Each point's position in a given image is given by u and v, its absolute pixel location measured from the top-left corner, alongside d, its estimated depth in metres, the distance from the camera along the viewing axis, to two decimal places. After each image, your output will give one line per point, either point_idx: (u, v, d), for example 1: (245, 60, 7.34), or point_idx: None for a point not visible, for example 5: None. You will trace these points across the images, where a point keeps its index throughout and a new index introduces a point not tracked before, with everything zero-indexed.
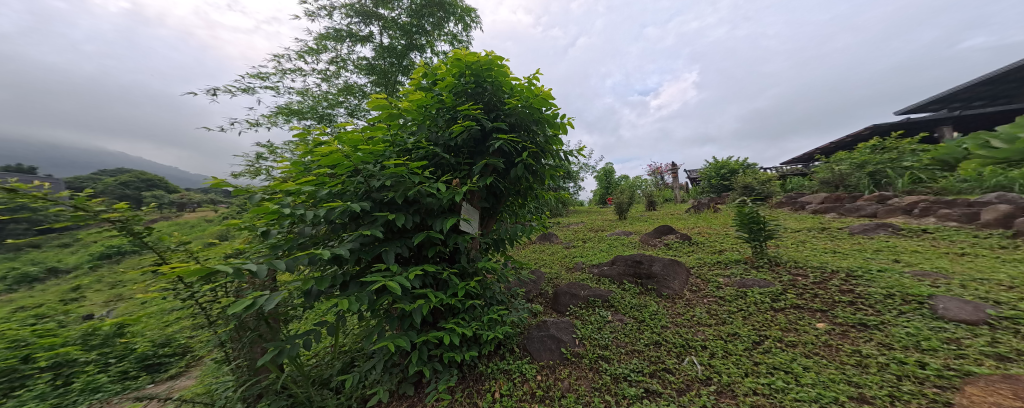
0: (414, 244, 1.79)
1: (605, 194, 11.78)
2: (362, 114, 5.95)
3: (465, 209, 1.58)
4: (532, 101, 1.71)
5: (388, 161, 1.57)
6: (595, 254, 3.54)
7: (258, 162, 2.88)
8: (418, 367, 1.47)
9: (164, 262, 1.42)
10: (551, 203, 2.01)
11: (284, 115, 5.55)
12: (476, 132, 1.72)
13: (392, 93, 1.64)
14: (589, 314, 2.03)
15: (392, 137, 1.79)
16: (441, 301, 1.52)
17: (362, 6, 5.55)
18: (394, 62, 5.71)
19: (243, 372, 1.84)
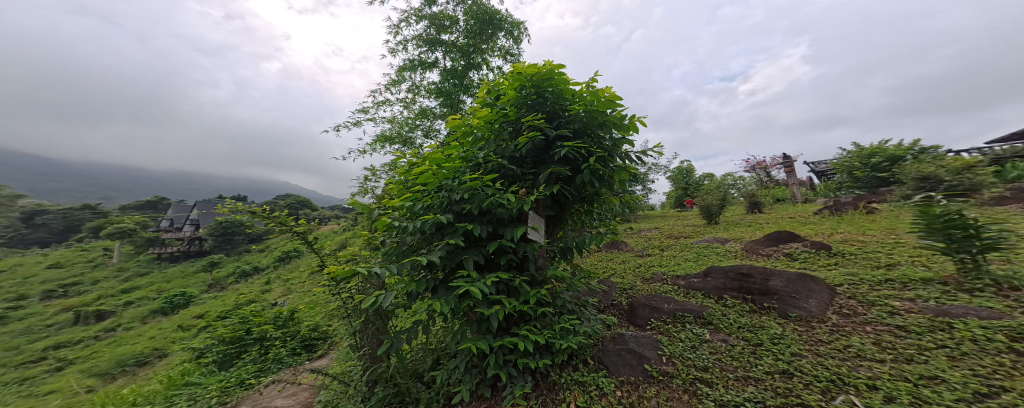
0: (489, 251, 1.95)
1: (681, 196, 10.81)
2: (435, 134, 6.59)
3: (533, 217, 1.59)
4: (596, 105, 1.66)
5: (465, 176, 1.72)
6: (678, 264, 3.22)
7: (364, 184, 3.45)
8: (495, 370, 1.52)
9: (323, 264, 2.09)
10: (618, 208, 1.90)
11: (377, 143, 6.43)
12: (540, 142, 1.73)
13: (461, 114, 1.79)
14: (678, 332, 1.83)
15: (465, 154, 1.95)
16: (514, 308, 1.56)
17: (428, 35, 6.13)
18: (456, 82, 6.14)
19: (366, 358, 2.47)
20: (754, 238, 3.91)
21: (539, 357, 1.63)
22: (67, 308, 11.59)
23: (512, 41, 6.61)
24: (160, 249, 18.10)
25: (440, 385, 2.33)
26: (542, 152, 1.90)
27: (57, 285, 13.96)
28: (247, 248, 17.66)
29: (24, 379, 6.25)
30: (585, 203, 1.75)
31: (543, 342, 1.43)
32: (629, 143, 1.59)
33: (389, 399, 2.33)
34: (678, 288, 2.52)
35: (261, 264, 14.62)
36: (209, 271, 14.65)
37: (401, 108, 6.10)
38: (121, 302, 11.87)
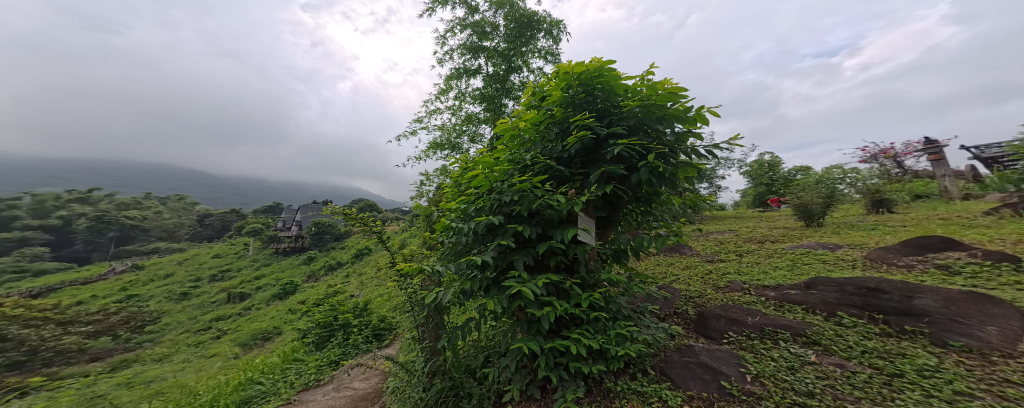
0: (539, 253, 1.95)
1: (764, 194, 9.84)
2: (481, 138, 6.83)
3: (583, 218, 1.55)
4: (654, 99, 1.56)
5: (514, 178, 1.76)
6: (760, 273, 2.90)
7: (420, 189, 3.72)
8: (545, 372, 1.52)
9: (391, 261, 2.33)
10: (679, 208, 1.76)
11: (430, 150, 6.85)
12: (591, 141, 1.67)
13: (507, 118, 1.83)
14: (767, 350, 1.62)
15: (513, 156, 1.99)
16: (566, 311, 1.54)
17: (471, 43, 6.35)
18: (499, 87, 6.26)
19: (427, 351, 2.68)
20: (883, 244, 3.25)
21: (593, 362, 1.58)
22: (224, 290, 15.38)
23: (553, 41, 6.55)
24: (269, 246, 21.88)
25: (491, 382, 2.41)
26: (592, 151, 1.84)
27: (217, 270, 18.59)
28: (335, 246, 20.19)
29: (221, 346, 8.86)
30: (644, 204, 1.65)
31: (597, 348, 1.37)
32: (694, 136, 1.45)
33: (446, 392, 2.48)
34: (767, 299, 2.27)
35: (345, 261, 16.69)
36: (308, 264, 17.88)
37: (450, 116, 6.43)
38: (257, 287, 15.23)
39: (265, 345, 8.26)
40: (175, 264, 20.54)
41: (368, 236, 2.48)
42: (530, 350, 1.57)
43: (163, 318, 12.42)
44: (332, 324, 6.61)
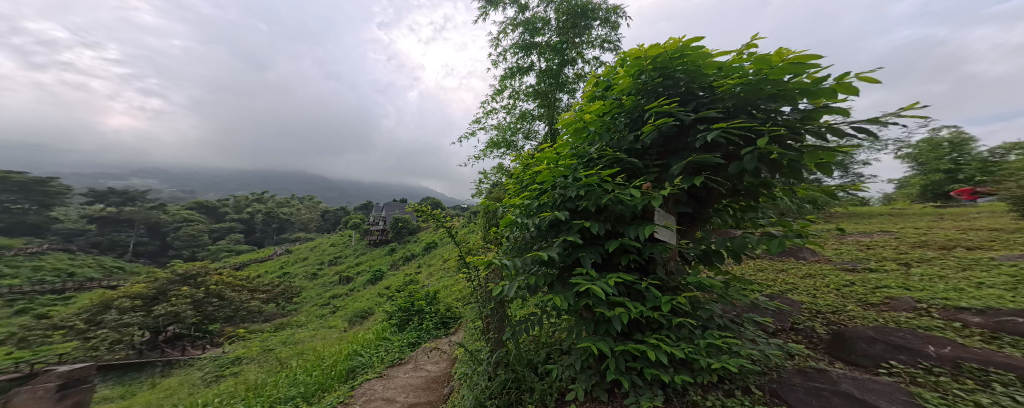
0: (607, 250, 1.87)
1: (949, 182, 7.66)
2: (535, 134, 6.85)
3: (661, 215, 1.43)
4: (767, 75, 1.32)
5: (580, 173, 1.71)
6: (932, 289, 2.38)
7: (478, 186, 3.89)
8: (616, 375, 1.45)
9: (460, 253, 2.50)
10: (794, 204, 1.47)
11: (487, 150, 7.09)
12: (670, 130, 1.52)
13: (570, 112, 1.79)
14: (966, 391, 1.23)
15: (578, 151, 1.93)
16: (641, 313, 1.45)
17: (523, 40, 6.32)
18: (553, 82, 6.16)
19: (494, 341, 2.82)
20: None
21: (674, 370, 1.45)
22: (336, 272, 18.71)
23: (609, 27, 6.17)
24: (361, 238, 25.38)
25: (551, 381, 2.42)
26: (672, 140, 1.67)
27: (332, 257, 22.64)
28: (412, 238, 22.27)
29: (346, 318, 10.83)
30: (747, 198, 1.43)
31: (679, 356, 1.25)
32: (835, 113, 1.18)
33: (509, 383, 2.58)
34: (963, 326, 1.79)
35: (417, 252, 18.38)
36: (390, 254, 20.16)
37: (503, 115, 6.57)
38: (358, 272, 17.95)
39: (363, 322, 9.78)
40: (309, 249, 25.90)
41: (438, 230, 2.70)
42: (596, 350, 1.51)
43: (305, 293, 16.13)
44: (410, 308, 7.35)
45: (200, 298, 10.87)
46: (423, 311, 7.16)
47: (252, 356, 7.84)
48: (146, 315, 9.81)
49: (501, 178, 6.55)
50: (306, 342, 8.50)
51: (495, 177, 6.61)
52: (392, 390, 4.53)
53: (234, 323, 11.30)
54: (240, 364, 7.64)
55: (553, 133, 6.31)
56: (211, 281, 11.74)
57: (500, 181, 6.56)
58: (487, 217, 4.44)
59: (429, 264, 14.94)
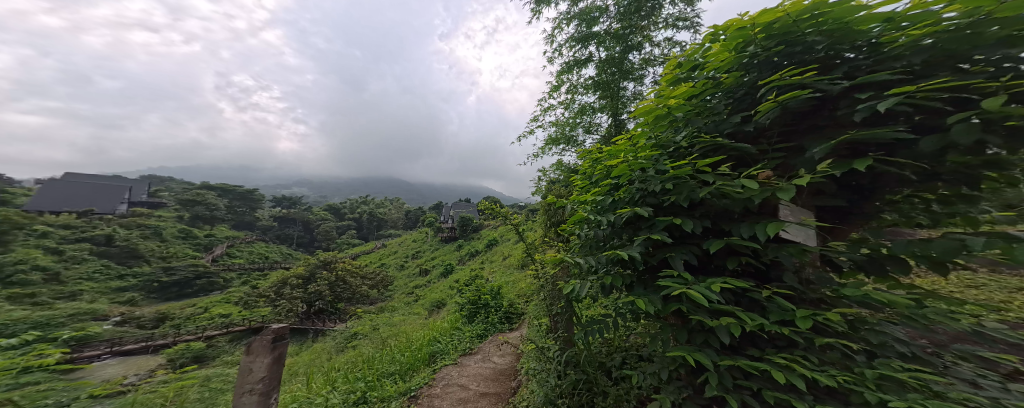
0: (707, 251, 1.65)
1: None
2: (597, 127, 6.61)
3: (793, 210, 1.20)
4: (995, 13, 1.00)
5: (669, 164, 1.55)
6: None
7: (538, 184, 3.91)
8: (723, 394, 1.28)
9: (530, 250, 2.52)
10: None
11: (547, 146, 7.04)
12: (803, 104, 1.27)
13: (660, 95, 1.66)
14: None
15: (661, 140, 1.78)
16: (761, 326, 1.23)
17: (579, 31, 6.06)
18: (616, 71, 5.83)
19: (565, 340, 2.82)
20: None
21: (812, 400, 1.19)
22: (417, 265, 20.85)
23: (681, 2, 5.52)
24: (434, 234, 27.68)
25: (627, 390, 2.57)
26: (804, 117, 1.37)
27: (415, 251, 25.35)
28: (476, 236, 23.35)
29: (428, 305, 12.04)
30: (934, 187, 1.09)
31: (822, 383, 1.01)
32: None
33: (580, 384, 2.83)
34: None
35: (481, 248, 19.35)
36: (460, 249, 21.55)
37: (560, 111, 6.51)
38: (436, 264, 19.66)
39: (440, 311, 10.85)
40: (398, 243, 29.53)
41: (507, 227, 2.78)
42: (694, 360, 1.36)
43: (398, 281, 18.57)
44: (478, 302, 7.90)
45: (328, 284, 13.84)
46: (488, 306, 7.65)
47: (366, 333, 9.76)
48: (305, 291, 13.55)
49: (563, 173, 6.44)
50: (397, 325, 9.95)
51: (555, 173, 6.60)
52: (466, 378, 4.89)
53: (353, 303, 14.21)
54: (358, 339, 9.60)
55: (620, 125, 5.97)
56: (329, 270, 14.61)
57: (564, 178, 6.49)
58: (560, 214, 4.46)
59: (499, 257, 15.49)
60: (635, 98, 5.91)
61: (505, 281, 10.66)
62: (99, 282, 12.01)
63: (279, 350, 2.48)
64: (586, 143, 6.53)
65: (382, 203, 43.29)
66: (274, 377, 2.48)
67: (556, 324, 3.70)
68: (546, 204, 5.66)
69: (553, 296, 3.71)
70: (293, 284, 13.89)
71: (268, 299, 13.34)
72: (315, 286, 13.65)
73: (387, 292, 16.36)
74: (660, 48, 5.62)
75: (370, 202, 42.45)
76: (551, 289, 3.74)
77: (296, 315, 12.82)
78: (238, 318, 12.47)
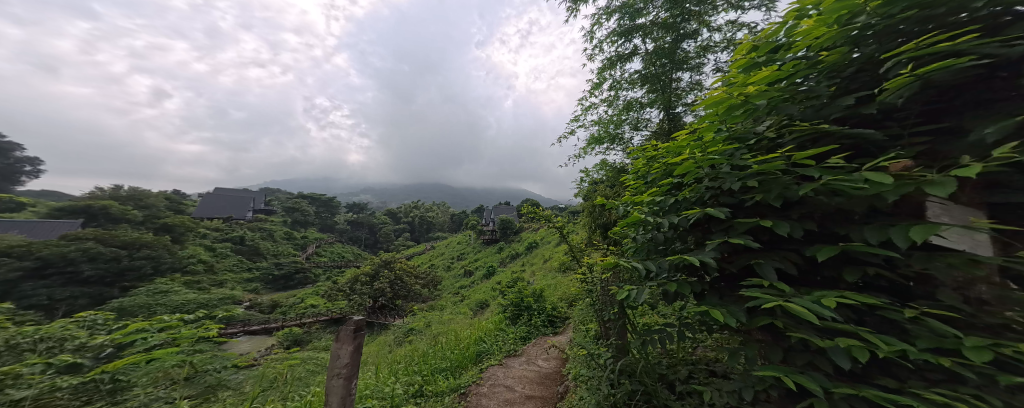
0: (808, 258, 1.44)
1: None
2: (645, 122, 6.29)
3: (943, 211, 1.06)
4: None
5: (756, 160, 1.54)
6: None
7: None
8: None
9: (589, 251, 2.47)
10: None
11: (590, 146, 6.86)
12: (970, 72, 1.08)
13: (742, 80, 1.56)
14: None
15: (739, 130, 1.80)
16: (894, 352, 1.03)
17: (622, 24, 5.81)
18: (666, 62, 5.49)
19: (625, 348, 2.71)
20: None
21: None
22: (463, 267, 21.59)
23: None
24: (476, 237, 28.33)
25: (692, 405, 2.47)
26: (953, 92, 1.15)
27: (461, 252, 26.35)
28: (518, 238, 23.49)
29: (475, 304, 12.47)
30: None
31: None
32: None
33: (637, 395, 2.83)
34: None
35: (522, 251, 19.41)
36: (503, 251, 21.87)
37: (602, 108, 6.32)
38: (480, 265, 20.21)
39: (484, 311, 11.20)
40: (444, 245, 30.92)
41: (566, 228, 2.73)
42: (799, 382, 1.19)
43: (446, 281, 19.45)
44: (521, 304, 8.05)
45: (386, 282, 14.92)
46: (531, 309, 7.77)
47: (420, 329, 10.44)
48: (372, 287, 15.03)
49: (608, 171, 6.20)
50: (446, 324, 10.40)
51: (600, 172, 6.38)
52: (511, 379, 5.00)
53: (408, 301, 15.27)
54: (413, 334, 10.32)
55: (672, 119, 5.62)
56: (386, 270, 15.73)
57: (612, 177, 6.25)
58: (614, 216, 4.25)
59: (543, 259, 15.41)
60: (689, 89, 5.51)
61: (550, 283, 10.61)
62: (227, 274, 14.86)
63: (358, 341, 3.31)
64: (634, 140, 6.25)
65: (428, 206, 45.59)
66: (352, 364, 3.30)
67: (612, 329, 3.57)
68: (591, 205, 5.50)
69: (607, 303, 3.58)
70: (355, 283, 15.25)
71: (344, 294, 15.17)
72: (374, 284, 14.79)
73: (436, 291, 17.25)
74: (718, 33, 5.18)
75: (417, 205, 44.95)
76: (604, 294, 3.62)
77: (362, 310, 14.12)
78: (311, 313, 14.09)
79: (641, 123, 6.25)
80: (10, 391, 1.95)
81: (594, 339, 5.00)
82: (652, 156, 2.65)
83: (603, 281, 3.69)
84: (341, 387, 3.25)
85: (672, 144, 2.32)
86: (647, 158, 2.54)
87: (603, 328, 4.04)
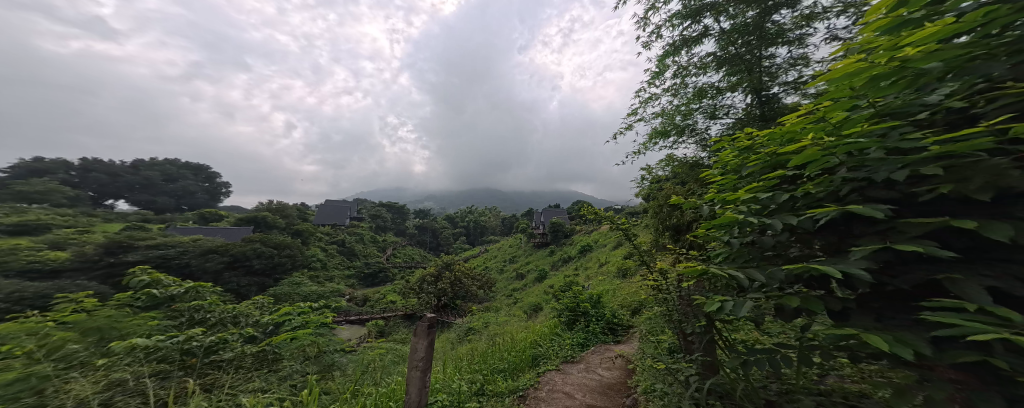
0: None
1: None
2: (723, 109, 5.61)
3: None
4: None
5: (933, 140, 1.13)
6: None
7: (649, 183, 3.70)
8: None
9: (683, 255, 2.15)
10: None
11: (652, 141, 6.30)
12: None
13: (889, 42, 1.20)
14: None
15: (894, 102, 1.35)
16: None
17: (688, 5, 5.22)
18: (750, 40, 4.85)
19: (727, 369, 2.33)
20: None
21: None
22: (518, 269, 21.83)
23: None
24: (528, 240, 28.25)
25: None
26: None
27: (516, 256, 26.74)
28: (569, 242, 23.12)
29: (531, 307, 12.57)
30: None
31: None
32: None
33: None
34: None
35: (574, 255, 19.90)
36: (558, 254, 21.59)
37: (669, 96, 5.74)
38: (536, 268, 20.23)
39: (538, 315, 11.27)
40: (500, 248, 31.75)
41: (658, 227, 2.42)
42: None
43: (502, 283, 19.89)
44: (576, 309, 7.84)
45: (448, 282, 15.67)
46: (589, 315, 7.60)
47: (478, 329, 10.86)
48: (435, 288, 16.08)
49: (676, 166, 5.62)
50: (503, 325, 10.62)
51: (666, 168, 5.81)
52: (570, 386, 5.10)
53: (466, 301, 16.03)
54: (472, 333, 10.79)
55: (762, 104, 4.84)
56: (446, 271, 16.58)
57: (682, 173, 5.65)
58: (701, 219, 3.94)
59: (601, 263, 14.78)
60: (781, 67, 4.76)
61: (611, 290, 10.08)
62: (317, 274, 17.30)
63: (432, 336, 3.43)
64: (710, 130, 5.55)
65: (483, 210, 47.18)
66: (428, 358, 3.47)
67: (696, 342, 3.37)
68: (658, 204, 5.06)
69: (691, 315, 3.27)
70: (420, 283, 16.45)
71: (412, 292, 16.51)
72: (437, 284, 15.75)
73: (492, 294, 17.81)
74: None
75: (473, 209, 46.80)
76: (684, 306, 3.36)
77: (427, 308, 15.17)
78: (385, 308, 15.65)
79: (719, 111, 5.52)
80: (223, 354, 3.57)
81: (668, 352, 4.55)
82: (749, 142, 2.25)
83: (682, 290, 3.41)
84: (419, 379, 3.46)
85: (779, 128, 1.92)
86: (743, 146, 2.16)
87: (683, 341, 3.69)
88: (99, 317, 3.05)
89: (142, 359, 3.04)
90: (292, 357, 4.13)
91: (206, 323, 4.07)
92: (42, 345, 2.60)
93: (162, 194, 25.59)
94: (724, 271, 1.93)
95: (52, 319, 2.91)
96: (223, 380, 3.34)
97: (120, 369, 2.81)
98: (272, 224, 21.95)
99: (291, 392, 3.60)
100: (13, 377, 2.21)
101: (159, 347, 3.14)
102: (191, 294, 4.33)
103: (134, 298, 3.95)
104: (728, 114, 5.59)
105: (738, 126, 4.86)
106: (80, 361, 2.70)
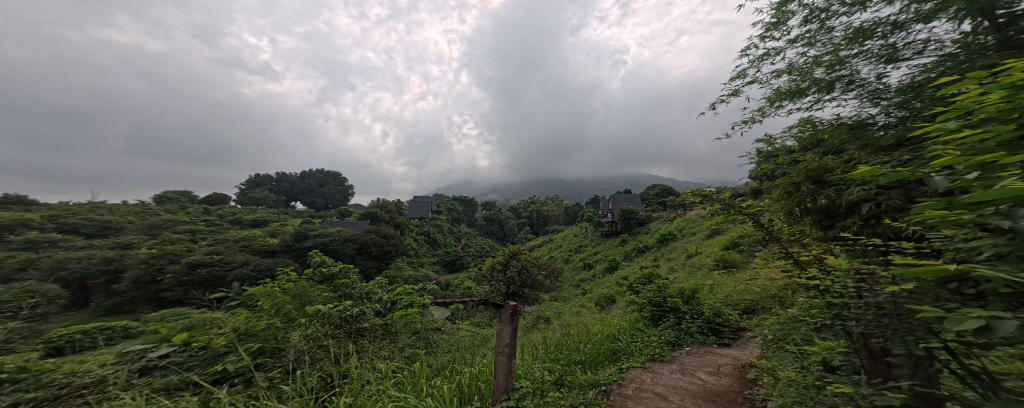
0: None
1: None
2: (937, 44, 2.64)
3: None
4: None
5: None
6: None
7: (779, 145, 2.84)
8: None
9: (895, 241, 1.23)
10: None
11: (766, 111, 3.77)
12: None
13: None
14: None
15: None
16: None
17: None
18: None
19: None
20: None
21: None
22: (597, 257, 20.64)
23: None
24: (595, 229, 26.47)
25: None
26: None
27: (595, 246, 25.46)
28: (653, 231, 20.79)
29: (610, 299, 11.68)
30: None
31: None
32: None
33: None
34: None
35: (652, 245, 18.10)
36: (640, 244, 19.54)
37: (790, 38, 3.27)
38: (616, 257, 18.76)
39: (611, 308, 10.50)
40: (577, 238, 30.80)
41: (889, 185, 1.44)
42: None
43: (580, 273, 19.15)
44: (664, 305, 6.74)
45: (515, 271, 15.80)
46: (680, 311, 6.51)
47: (551, 318, 10.66)
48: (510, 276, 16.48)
49: (814, 136, 2.95)
50: (578, 315, 10.15)
51: (792, 140, 3.22)
52: (663, 387, 4.34)
53: (538, 290, 16.01)
54: (544, 321, 10.64)
55: (1006, 23, 1.95)
56: (514, 261, 16.56)
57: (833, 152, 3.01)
58: (882, 200, 2.22)
59: (703, 255, 12.61)
60: None
61: (722, 287, 8.36)
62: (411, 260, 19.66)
63: (516, 324, 3.12)
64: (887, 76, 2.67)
65: (551, 200, 46.04)
66: (513, 345, 3.14)
67: (896, 366, 1.95)
68: (788, 183, 2.82)
69: (885, 336, 1.75)
70: (491, 270, 16.99)
71: (485, 279, 17.15)
72: (506, 272, 15.94)
73: (563, 284, 17.41)
74: None
75: (541, 200, 46.39)
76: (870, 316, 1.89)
77: (499, 295, 15.52)
78: (464, 292, 16.69)
79: (903, 45, 2.64)
80: (363, 323, 3.91)
81: (822, 368, 3.18)
82: (1015, 70, 1.21)
83: (869, 295, 1.88)
84: (505, 365, 3.14)
85: None
86: (999, 77, 1.15)
87: (862, 360, 2.13)
88: (299, 287, 4.08)
89: (321, 321, 3.61)
90: (402, 332, 4.41)
91: (354, 295, 4.78)
92: (274, 303, 3.65)
93: (312, 196, 32.99)
94: (1001, 272, 0.92)
95: (277, 287, 4.06)
96: (365, 346, 3.65)
97: (311, 327, 3.40)
98: (380, 219, 25.93)
99: (406, 362, 3.82)
100: (266, 324, 3.12)
101: (328, 313, 3.66)
102: (342, 273, 5.19)
103: (314, 273, 5.12)
104: (936, 52, 2.62)
105: (931, 71, 2.17)
106: (290, 316, 3.55)
